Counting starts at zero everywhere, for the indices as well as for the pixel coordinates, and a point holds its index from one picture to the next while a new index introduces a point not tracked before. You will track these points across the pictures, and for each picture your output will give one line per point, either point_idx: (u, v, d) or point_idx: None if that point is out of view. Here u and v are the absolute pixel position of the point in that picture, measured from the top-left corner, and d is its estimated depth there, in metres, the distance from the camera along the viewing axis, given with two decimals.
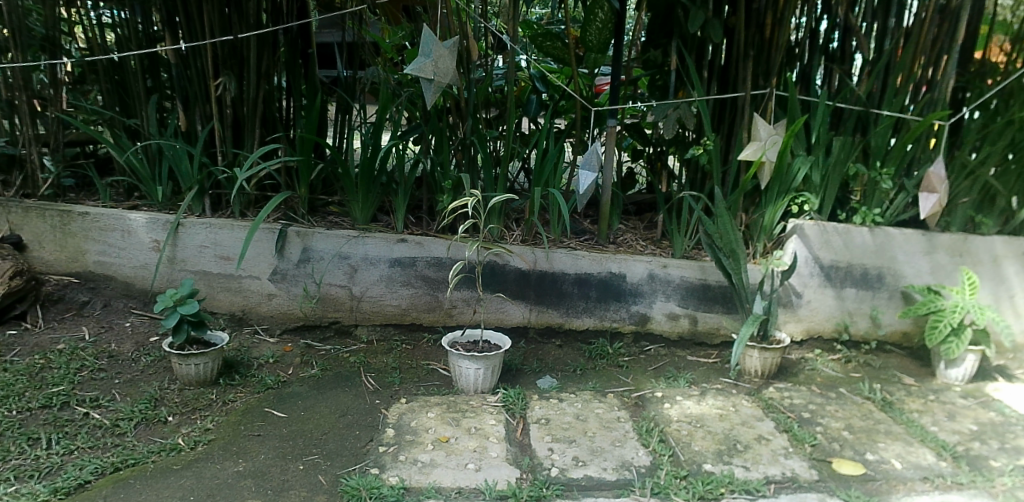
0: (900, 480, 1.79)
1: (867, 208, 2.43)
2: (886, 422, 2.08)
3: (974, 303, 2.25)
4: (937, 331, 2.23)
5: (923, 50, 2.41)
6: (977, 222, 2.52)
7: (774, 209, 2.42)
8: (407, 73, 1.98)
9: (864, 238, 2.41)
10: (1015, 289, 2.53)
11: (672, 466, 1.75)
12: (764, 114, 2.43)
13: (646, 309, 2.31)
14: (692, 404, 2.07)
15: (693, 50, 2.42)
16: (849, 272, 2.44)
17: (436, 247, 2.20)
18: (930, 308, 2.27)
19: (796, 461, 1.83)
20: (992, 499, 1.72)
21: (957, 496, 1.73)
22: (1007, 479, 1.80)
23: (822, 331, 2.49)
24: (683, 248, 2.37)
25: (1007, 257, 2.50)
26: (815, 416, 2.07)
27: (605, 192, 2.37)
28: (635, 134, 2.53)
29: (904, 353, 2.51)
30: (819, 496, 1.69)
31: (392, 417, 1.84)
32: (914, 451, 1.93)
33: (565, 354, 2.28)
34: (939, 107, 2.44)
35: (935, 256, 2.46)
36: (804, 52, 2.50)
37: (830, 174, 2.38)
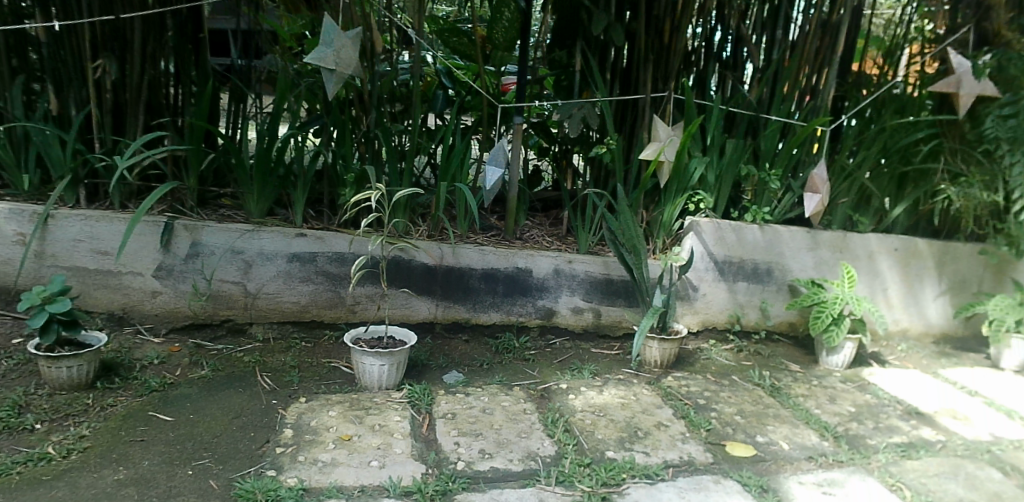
0: (788, 460, 1.95)
1: (757, 207, 2.55)
2: (775, 407, 2.22)
3: (852, 296, 2.44)
4: (819, 320, 2.40)
5: (807, 60, 2.59)
6: (855, 220, 2.71)
7: (672, 207, 2.50)
8: (307, 62, 1.93)
9: (754, 234, 2.53)
10: (887, 283, 2.76)
11: (577, 455, 1.79)
12: (663, 116, 2.51)
13: (551, 304, 2.35)
14: (595, 394, 2.12)
15: (596, 51, 2.48)
16: (741, 266, 2.55)
17: (338, 242, 2.15)
18: (813, 300, 2.44)
19: (692, 445, 1.94)
20: (869, 474, 1.92)
21: (838, 473, 1.91)
22: (882, 457, 2.01)
23: (717, 322, 2.59)
24: (588, 243, 2.41)
25: (881, 253, 2.71)
26: (710, 402, 2.18)
27: (512, 187, 2.38)
28: (541, 132, 2.56)
29: (790, 342, 2.68)
30: (713, 477, 1.80)
31: (291, 417, 1.77)
32: (800, 432, 2.09)
33: (472, 349, 2.27)
34: (821, 114, 2.62)
35: (819, 252, 2.63)
36: (700, 59, 2.60)
37: (724, 175, 2.49)
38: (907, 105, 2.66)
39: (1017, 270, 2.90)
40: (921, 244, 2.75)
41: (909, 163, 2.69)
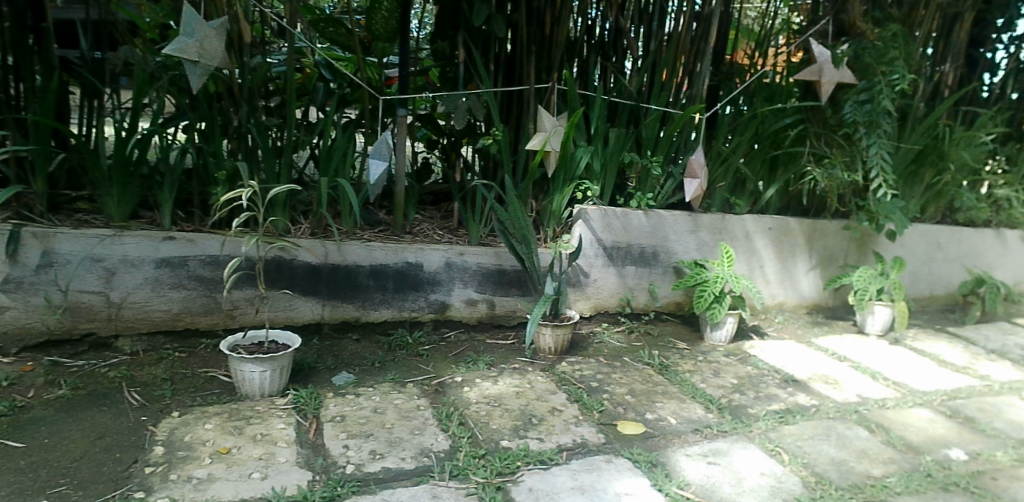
0: (675, 434, 2.04)
1: (641, 193, 2.63)
2: (663, 384, 2.31)
3: (731, 274, 2.58)
4: (703, 299, 2.52)
5: (683, 50, 2.70)
6: (732, 203, 2.83)
7: (561, 196, 2.53)
8: (167, 54, 1.80)
9: (639, 220, 2.61)
10: (763, 261, 2.88)
11: (471, 447, 1.79)
12: (548, 107, 2.52)
13: (444, 297, 2.33)
14: (490, 385, 2.13)
15: (479, 42, 2.45)
16: (629, 251, 2.62)
17: (211, 244, 2.04)
18: (697, 280, 2.56)
19: (585, 427, 1.99)
20: (749, 442, 2.04)
21: (721, 443, 2.02)
22: (761, 424, 2.15)
23: (608, 306, 2.65)
24: (479, 235, 2.41)
25: (757, 233, 2.84)
26: (601, 384, 2.24)
27: (399, 181, 2.35)
28: (428, 124, 2.53)
29: (677, 321, 2.79)
30: (605, 457, 1.86)
31: (162, 433, 1.66)
32: (686, 406, 2.20)
33: (363, 348, 2.22)
34: (697, 103, 2.73)
35: (700, 234, 2.74)
36: (583, 50, 2.63)
37: (607, 164, 2.56)
38: (776, 92, 2.81)
39: (877, 243, 3.10)
40: (792, 223, 2.91)
41: (779, 147, 2.85)
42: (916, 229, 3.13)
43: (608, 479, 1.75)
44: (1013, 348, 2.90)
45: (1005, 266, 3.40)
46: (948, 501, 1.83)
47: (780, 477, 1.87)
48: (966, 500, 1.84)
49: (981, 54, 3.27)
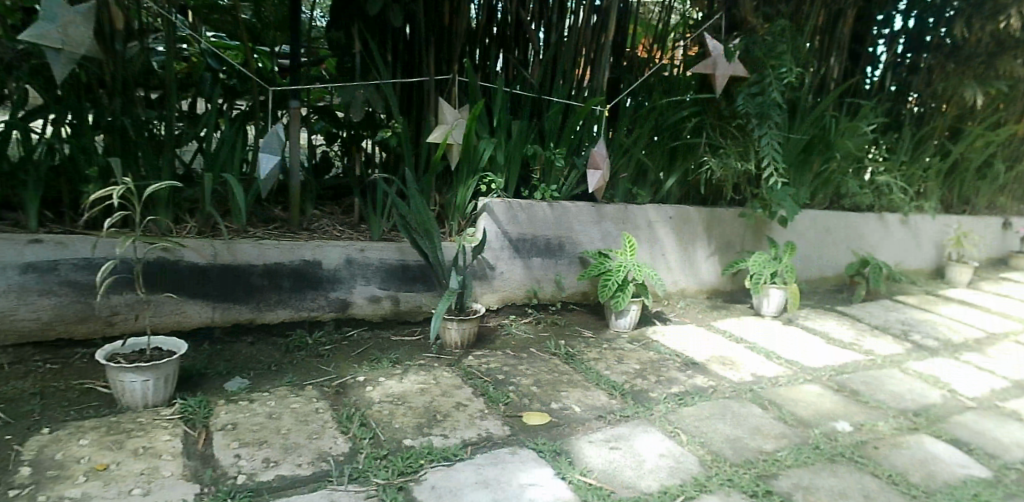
0: (579, 422, 2.07)
1: (545, 185, 2.65)
2: (569, 373, 2.35)
3: (633, 263, 2.65)
4: (607, 287, 2.57)
5: (583, 43, 2.73)
6: (634, 194, 2.88)
7: (466, 189, 2.49)
8: (23, 39, 1.64)
9: (543, 211, 2.63)
10: (665, 248, 2.96)
11: (373, 448, 1.76)
12: (449, 99, 2.50)
13: (346, 295, 2.30)
14: (394, 383, 2.09)
15: (375, 31, 2.38)
16: (534, 242, 2.64)
17: (83, 247, 1.91)
18: (601, 269, 2.61)
19: (491, 421, 1.99)
20: (650, 425, 2.10)
21: (624, 428, 2.07)
22: (662, 407, 2.22)
23: (515, 298, 2.66)
24: (380, 230, 2.38)
25: (658, 222, 2.91)
26: (508, 377, 2.25)
27: (294, 175, 2.30)
28: (327, 117, 2.44)
29: (584, 310, 2.83)
30: (510, 449, 1.87)
31: (29, 453, 1.54)
32: (590, 394, 2.24)
33: (259, 351, 2.14)
34: (599, 95, 2.76)
35: (604, 225, 2.78)
36: (484, 42, 2.62)
37: (512, 156, 2.54)
38: (673, 86, 2.92)
39: (770, 229, 3.24)
40: (692, 211, 2.99)
41: (678, 138, 2.93)
42: (807, 215, 3.28)
43: (512, 471, 1.76)
44: (893, 323, 3.12)
45: (887, 247, 3.63)
46: (831, 471, 1.95)
47: (678, 458, 1.94)
48: (848, 468, 1.97)
49: (863, 50, 3.47)
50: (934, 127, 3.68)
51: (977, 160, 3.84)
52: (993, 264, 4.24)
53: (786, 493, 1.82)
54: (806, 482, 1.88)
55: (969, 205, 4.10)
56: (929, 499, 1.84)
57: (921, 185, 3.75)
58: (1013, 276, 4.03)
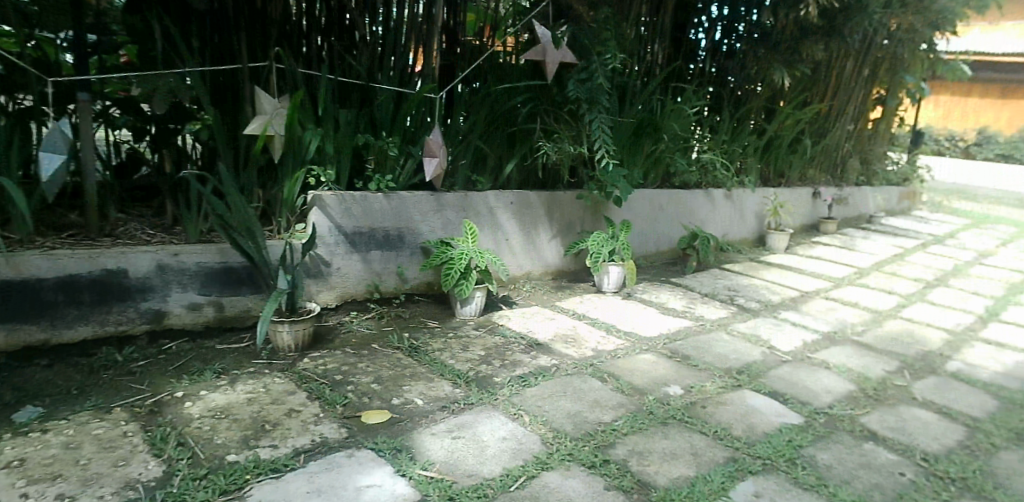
0: (421, 415, 2.05)
1: (381, 175, 2.58)
2: (412, 367, 2.31)
3: (475, 250, 2.64)
4: (450, 276, 2.55)
5: (412, 30, 2.69)
6: (474, 181, 2.89)
7: (292, 184, 2.35)
8: None
9: (379, 203, 2.57)
10: (508, 234, 3.00)
11: (191, 469, 1.63)
12: (267, 87, 2.38)
13: (159, 305, 2.13)
14: (219, 395, 1.96)
15: (178, 17, 2.21)
16: (372, 236, 2.58)
17: None
18: (443, 259, 2.59)
19: (326, 424, 1.92)
20: (494, 410, 2.12)
21: (467, 415, 2.08)
22: (505, 390, 2.25)
23: (355, 294, 2.59)
24: (197, 231, 2.25)
25: (500, 208, 2.94)
26: (346, 376, 2.18)
27: (88, 177, 2.09)
28: (131, 110, 2.23)
29: (428, 300, 2.81)
30: (347, 452, 1.81)
31: None
32: (434, 385, 2.22)
33: (56, 375, 1.92)
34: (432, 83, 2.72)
35: (445, 213, 2.76)
36: (305, 27, 2.50)
37: (341, 146, 2.46)
38: (507, 72, 2.95)
39: (607, 209, 3.39)
40: (532, 196, 3.06)
41: (514, 124, 2.98)
42: (640, 194, 3.47)
43: (349, 474, 1.71)
44: (721, 290, 3.38)
45: (715, 220, 3.92)
46: (663, 433, 2.08)
47: (521, 439, 1.97)
48: (678, 430, 2.11)
49: (683, 36, 3.69)
50: (750, 108, 4.03)
51: (789, 136, 4.27)
52: (807, 231, 4.72)
53: (622, 460, 1.91)
54: (640, 447, 1.98)
55: (784, 178, 4.53)
56: (748, 449, 2.00)
57: (741, 162, 4.09)
58: (823, 240, 4.52)
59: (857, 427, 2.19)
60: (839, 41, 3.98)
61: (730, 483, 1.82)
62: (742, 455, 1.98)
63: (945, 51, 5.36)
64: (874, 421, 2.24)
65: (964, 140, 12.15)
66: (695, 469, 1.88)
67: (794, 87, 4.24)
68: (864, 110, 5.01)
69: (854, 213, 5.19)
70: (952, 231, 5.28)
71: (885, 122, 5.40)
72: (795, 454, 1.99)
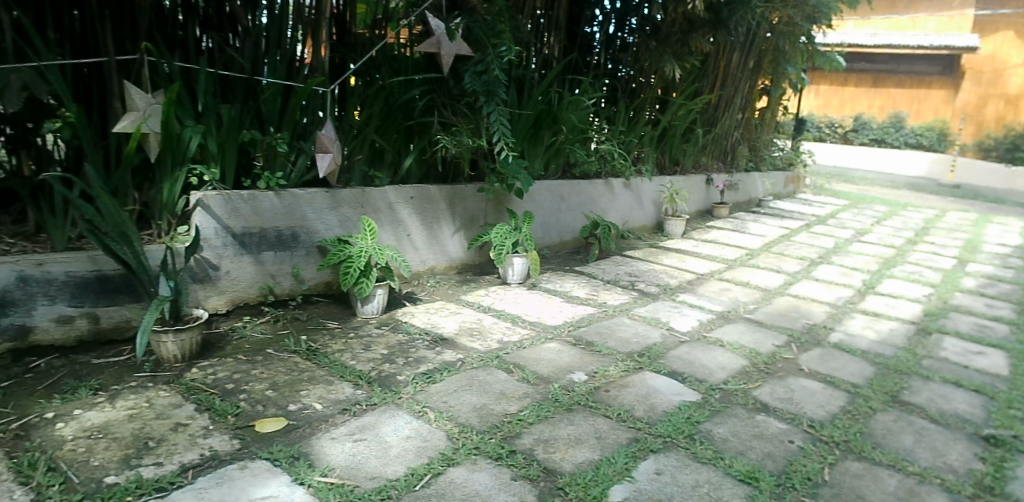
0: (321, 420, 1.98)
1: (270, 173, 2.49)
2: (310, 370, 2.24)
3: (374, 246, 2.61)
4: (349, 275, 2.48)
5: (299, 21, 2.58)
6: (371, 176, 2.84)
7: (172, 184, 2.26)
8: None
9: (270, 201, 2.47)
10: (409, 229, 2.96)
11: (63, 495, 1.51)
12: (138, 82, 2.24)
13: (24, 320, 1.99)
14: (95, 414, 1.83)
15: (31, 8, 2.02)
16: (263, 236, 2.48)
17: None
18: (341, 257, 2.51)
19: (217, 437, 1.82)
20: (398, 409, 2.08)
21: (370, 416, 2.02)
22: (409, 388, 2.20)
23: (247, 298, 2.49)
24: (65, 238, 2.11)
25: (400, 203, 2.89)
26: (238, 385, 2.09)
27: None
28: None
29: (327, 300, 2.74)
30: (240, 464, 1.73)
31: None
32: (334, 388, 2.15)
33: None
34: (321, 75, 2.65)
35: (341, 210, 2.69)
36: (180, 19, 2.37)
37: (225, 144, 2.35)
38: (401, 64, 2.90)
39: (509, 201, 3.41)
40: (433, 191, 3.03)
41: (411, 118, 2.93)
42: (541, 185, 3.51)
43: (242, 488, 1.63)
44: (622, 277, 3.48)
45: (616, 209, 4.04)
46: (569, 420, 2.10)
47: (426, 437, 1.94)
48: (583, 414, 2.14)
49: (579, 30, 3.74)
50: (644, 98, 4.17)
51: (682, 126, 4.45)
52: (702, 216, 4.94)
53: (528, 450, 1.91)
54: (546, 435, 1.99)
55: (679, 166, 4.72)
56: (649, 428, 2.06)
57: (639, 151, 4.22)
58: (717, 224, 4.74)
59: (750, 400, 2.31)
60: (725, 34, 4.16)
61: (633, 463, 1.87)
62: (644, 435, 2.03)
63: (822, 43, 5.74)
64: (765, 393, 2.37)
65: (843, 126, 13.06)
66: (599, 452, 1.92)
67: (685, 80, 4.44)
68: (750, 100, 5.31)
69: (745, 197, 5.49)
70: (833, 212, 5.68)
71: (770, 112, 5.73)
72: (693, 430, 2.07)
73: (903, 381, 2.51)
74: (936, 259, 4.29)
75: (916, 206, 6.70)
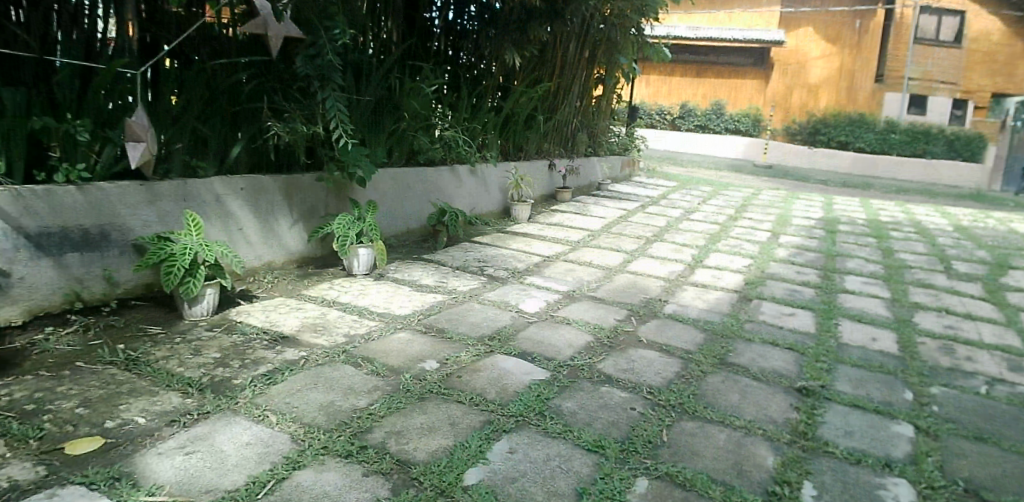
0: (145, 434, 1.80)
1: (70, 164, 2.24)
2: (130, 382, 2.04)
3: (200, 243, 2.42)
4: (172, 276, 2.28)
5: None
6: (194, 167, 2.63)
7: None
8: None
9: (72, 197, 2.21)
10: (240, 223, 2.78)
11: None
12: None
13: None
14: None
15: None
16: (65, 236, 2.21)
17: None
18: (161, 256, 2.30)
19: (15, 466, 1.60)
20: (236, 415, 1.94)
21: (203, 426, 1.87)
22: (247, 392, 2.07)
23: (48, 307, 2.21)
24: None
25: (229, 195, 2.70)
26: (41, 405, 1.85)
27: None
28: None
29: (148, 304, 2.51)
30: (48, 493, 1.53)
31: None
32: (159, 399, 1.97)
33: None
34: (130, 56, 2.40)
35: (160, 205, 2.47)
36: None
37: (9, 131, 2.08)
38: (223, 46, 2.73)
39: (351, 190, 3.31)
40: (266, 181, 2.87)
41: (237, 103, 2.75)
42: (385, 173, 3.44)
43: None
44: (471, 262, 3.51)
45: (462, 195, 4.06)
46: (420, 409, 2.08)
47: (268, 441, 1.83)
48: (436, 402, 2.13)
49: (416, 15, 3.66)
50: (486, 86, 4.25)
51: (524, 113, 4.56)
52: (546, 200, 5.12)
53: (379, 444, 1.87)
54: (398, 426, 1.96)
55: (522, 152, 4.85)
56: (501, 409, 2.11)
57: (483, 138, 4.28)
58: (561, 208, 4.93)
59: (594, 374, 2.43)
60: (561, 22, 4.28)
61: (486, 445, 1.90)
62: (497, 416, 2.07)
63: (652, 36, 6.12)
64: (609, 366, 2.51)
65: (671, 113, 13.97)
66: (453, 438, 1.92)
67: (525, 68, 4.58)
68: (588, 89, 5.57)
69: (585, 182, 5.77)
70: (664, 193, 6.13)
71: (606, 100, 6.04)
72: (543, 407, 2.14)
73: (728, 345, 2.77)
74: (753, 233, 4.78)
75: (734, 186, 7.43)
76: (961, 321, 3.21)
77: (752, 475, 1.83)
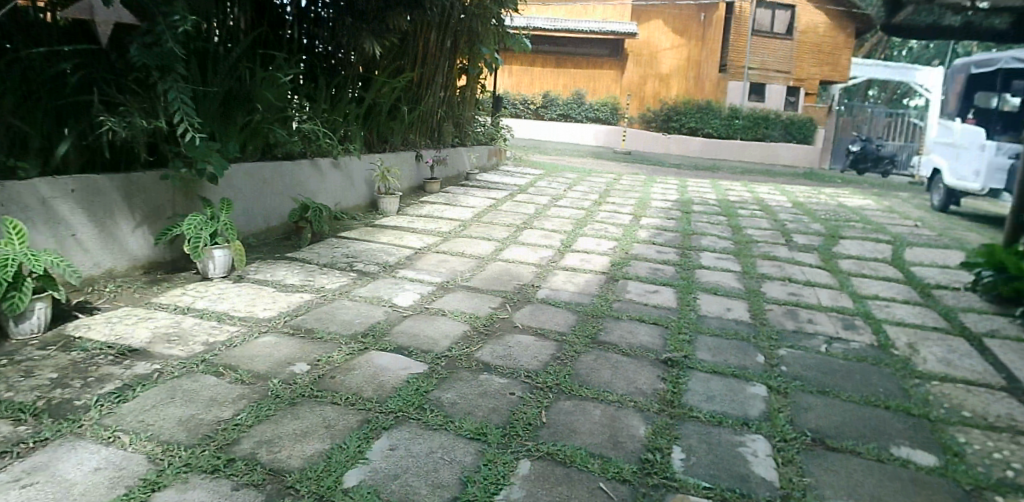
0: None
1: None
2: None
3: (24, 253, 2.17)
4: None
5: None
6: (13, 168, 2.34)
7: None
8: None
9: None
10: (73, 228, 2.52)
11: None
12: None
13: None
14: None
15: None
16: None
17: None
18: None
19: None
20: (81, 440, 1.76)
21: (40, 455, 1.69)
22: (93, 413, 1.88)
23: None
24: None
25: (57, 198, 2.44)
26: None
27: None
28: None
29: None
30: None
31: None
32: None
33: None
34: None
35: None
36: None
37: None
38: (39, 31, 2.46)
39: (203, 189, 3.11)
40: (102, 181, 2.62)
41: (62, 95, 2.51)
42: (238, 169, 3.26)
43: None
44: (339, 258, 3.42)
45: (326, 190, 3.93)
46: (291, 414, 2.00)
47: (120, 465, 1.68)
48: (308, 406, 2.05)
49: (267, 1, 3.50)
50: (344, 77, 4.15)
51: (387, 104, 4.51)
52: (415, 192, 5.09)
53: (248, 455, 1.78)
54: (269, 435, 1.87)
55: (388, 143, 4.78)
56: (379, 406, 2.07)
57: (345, 130, 4.18)
58: (430, 199, 4.92)
59: (472, 362, 2.45)
60: (420, 12, 4.27)
61: (365, 444, 1.86)
62: (374, 414, 2.03)
63: (513, 27, 6.23)
64: (486, 353, 2.54)
65: (534, 102, 14.34)
66: (329, 441, 1.86)
67: (386, 57, 4.50)
68: (451, 79, 5.57)
69: (453, 172, 5.79)
70: (532, 181, 6.29)
71: (470, 89, 6.08)
72: (423, 401, 2.13)
73: (598, 324, 2.89)
74: (617, 216, 5.02)
75: (598, 172, 7.75)
76: (801, 288, 3.56)
77: (626, 445, 1.93)
